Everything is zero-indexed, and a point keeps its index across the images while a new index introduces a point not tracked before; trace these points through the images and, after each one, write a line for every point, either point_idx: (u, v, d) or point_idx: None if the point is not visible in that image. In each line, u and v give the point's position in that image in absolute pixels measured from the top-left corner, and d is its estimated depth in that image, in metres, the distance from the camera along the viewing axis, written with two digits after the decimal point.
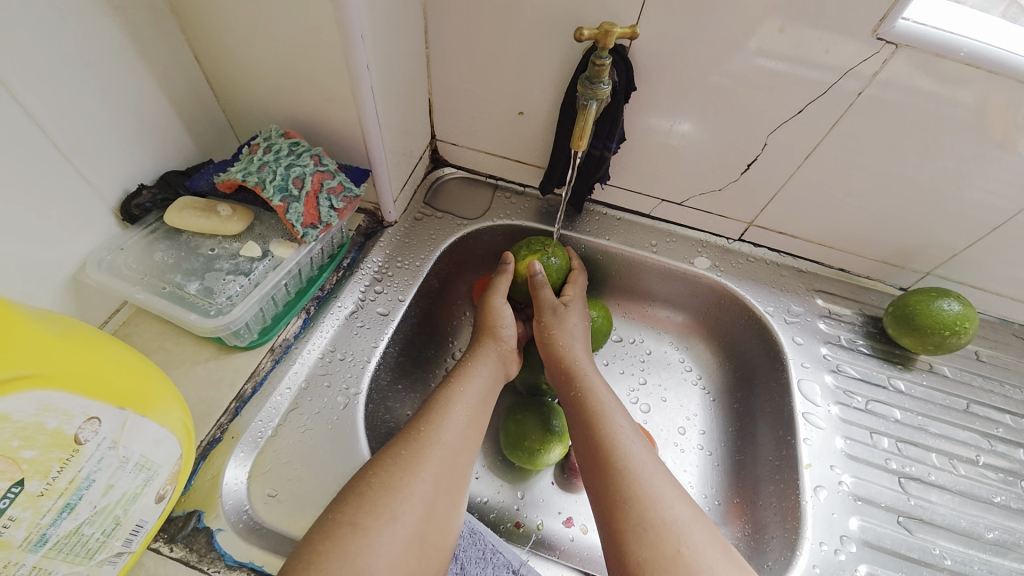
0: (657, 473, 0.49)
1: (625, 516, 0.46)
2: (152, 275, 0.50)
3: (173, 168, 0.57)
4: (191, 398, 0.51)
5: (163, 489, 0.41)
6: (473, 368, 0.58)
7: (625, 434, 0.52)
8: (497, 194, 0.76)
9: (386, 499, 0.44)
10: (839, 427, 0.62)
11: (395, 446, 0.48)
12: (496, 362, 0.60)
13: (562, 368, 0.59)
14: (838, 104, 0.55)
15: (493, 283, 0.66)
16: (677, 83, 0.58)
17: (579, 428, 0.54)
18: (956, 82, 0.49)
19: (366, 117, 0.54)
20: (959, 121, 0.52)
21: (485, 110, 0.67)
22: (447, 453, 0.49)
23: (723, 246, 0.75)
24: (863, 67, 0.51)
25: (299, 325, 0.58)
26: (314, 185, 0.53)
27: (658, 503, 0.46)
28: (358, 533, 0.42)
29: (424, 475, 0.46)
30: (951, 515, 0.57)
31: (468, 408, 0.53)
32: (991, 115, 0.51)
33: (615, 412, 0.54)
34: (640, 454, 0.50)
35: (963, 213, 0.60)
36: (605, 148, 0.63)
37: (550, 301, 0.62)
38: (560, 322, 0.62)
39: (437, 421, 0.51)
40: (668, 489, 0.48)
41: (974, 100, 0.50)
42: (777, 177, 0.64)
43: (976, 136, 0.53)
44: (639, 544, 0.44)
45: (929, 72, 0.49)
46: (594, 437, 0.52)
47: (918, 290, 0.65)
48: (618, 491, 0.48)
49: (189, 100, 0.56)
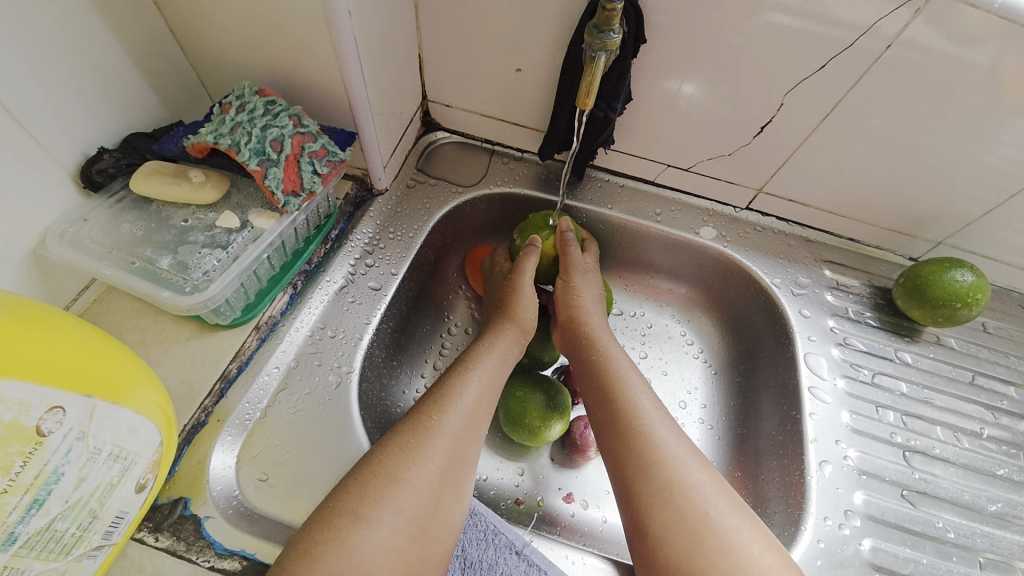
0: (677, 439, 0.48)
1: (648, 482, 0.45)
2: (120, 249, 0.46)
3: (139, 130, 0.52)
4: (172, 380, 0.48)
5: (144, 478, 0.40)
6: (485, 349, 0.55)
7: (645, 400, 0.51)
8: (494, 160, 0.71)
9: (390, 491, 0.42)
10: (844, 401, 0.60)
11: (403, 433, 0.46)
12: (517, 344, 0.57)
13: (584, 331, 0.57)
14: (859, 64, 0.50)
15: (518, 263, 0.61)
16: (689, 35, 0.53)
17: (594, 396, 0.53)
18: (976, 38, 0.46)
19: (349, 73, 0.49)
20: (971, 84, 0.49)
21: (481, 67, 0.62)
22: (455, 441, 0.47)
23: (730, 215, 0.71)
24: (889, 22, 0.47)
25: (285, 301, 0.54)
26: (294, 149, 0.48)
27: (682, 469, 0.45)
28: (359, 524, 0.40)
29: (432, 464, 0.45)
30: (954, 488, 0.57)
31: (480, 392, 0.51)
32: (1006, 78, 0.48)
33: (633, 379, 0.52)
34: (660, 422, 0.49)
35: (977, 181, 0.57)
36: (610, 109, 0.58)
37: (577, 263, 0.60)
38: (583, 285, 0.59)
39: (444, 403, 0.49)
40: (690, 452, 0.47)
41: (988, 62, 0.47)
42: (790, 142, 0.60)
43: (992, 100, 0.50)
44: (663, 508, 0.43)
45: (958, 24, 0.45)
46: (610, 404, 0.50)
47: (931, 260, 0.63)
48: (636, 461, 0.46)
49: (151, 53, 0.51)
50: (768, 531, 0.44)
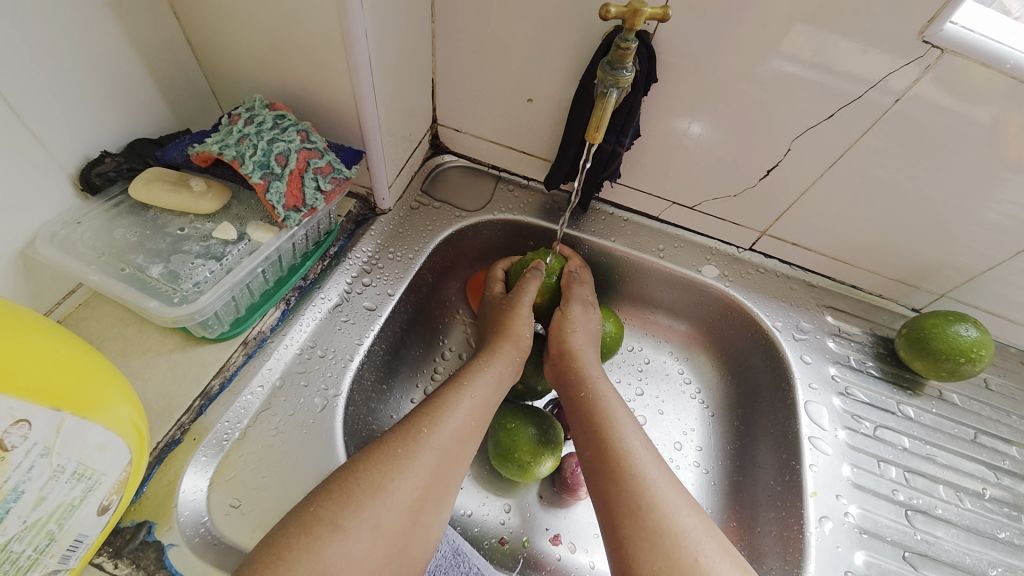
0: (669, 482, 0.46)
1: (636, 526, 0.43)
2: (111, 254, 0.45)
3: (144, 136, 0.52)
4: (150, 394, 0.46)
5: (107, 499, 0.37)
6: (480, 367, 0.53)
7: (636, 439, 0.49)
8: (499, 186, 0.71)
9: (372, 503, 0.41)
10: (846, 454, 0.59)
11: (393, 442, 0.45)
12: (513, 363, 0.56)
13: (574, 366, 0.56)
14: (866, 116, 0.51)
15: (520, 283, 0.60)
16: (699, 77, 0.54)
17: (583, 432, 0.51)
18: (981, 95, 0.46)
19: (361, 91, 0.49)
20: (976, 141, 0.49)
21: (492, 95, 0.62)
22: (443, 457, 0.46)
23: (732, 254, 0.71)
24: (897, 79, 0.47)
25: (276, 317, 0.53)
26: (299, 164, 0.48)
27: (672, 513, 0.43)
28: (337, 536, 0.39)
29: (416, 478, 0.43)
30: (956, 551, 0.55)
31: (472, 410, 0.49)
32: (1008, 136, 0.48)
33: (624, 418, 0.51)
34: (652, 464, 0.47)
35: (979, 236, 0.57)
36: (618, 144, 0.58)
37: (581, 296, 0.60)
38: (582, 319, 0.59)
39: (436, 418, 0.47)
40: (682, 496, 0.45)
41: (992, 120, 0.47)
42: (796, 187, 0.60)
43: (994, 156, 0.50)
44: (653, 554, 0.41)
45: (964, 82, 0.46)
46: (600, 442, 0.49)
47: (934, 312, 0.62)
48: (625, 502, 0.44)
49: (166, 62, 0.51)
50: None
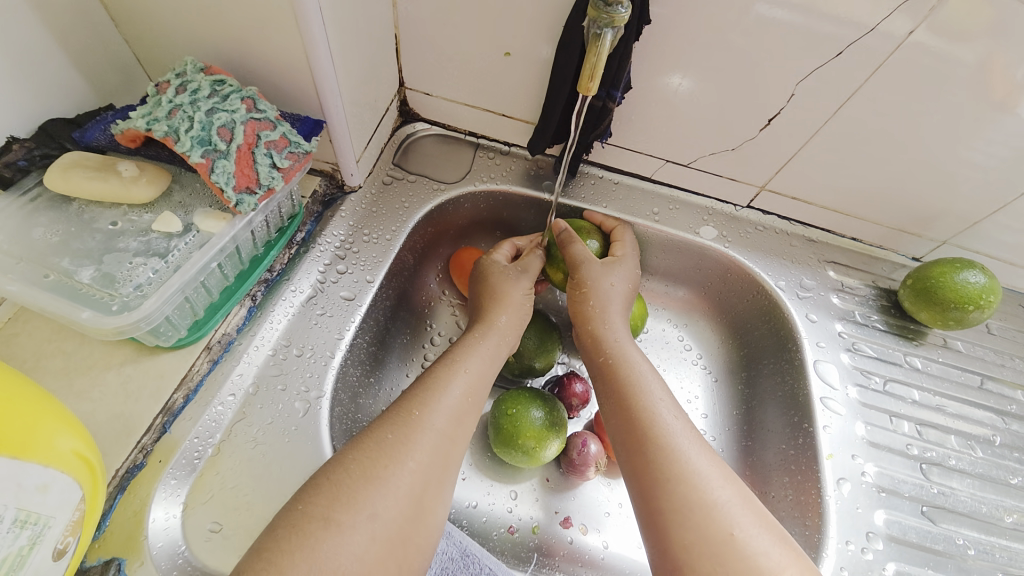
0: (700, 450, 0.43)
1: (662, 500, 0.40)
2: (31, 260, 0.38)
3: (59, 115, 0.44)
4: (101, 416, 0.41)
5: (63, 542, 0.33)
6: (474, 341, 0.49)
7: (664, 408, 0.45)
8: (479, 154, 0.65)
9: (366, 492, 0.36)
10: (858, 413, 0.57)
11: (381, 430, 0.40)
12: (512, 331, 0.52)
13: (591, 329, 0.52)
14: (874, 58, 0.46)
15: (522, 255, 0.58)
16: (692, 21, 0.48)
17: (608, 400, 0.48)
18: (966, 32, 0.42)
19: (311, 48, 0.42)
20: (958, 82, 0.46)
21: (462, 49, 0.55)
22: (441, 439, 0.41)
23: (729, 213, 0.66)
24: (895, 24, 0.43)
25: (242, 316, 0.48)
26: (248, 137, 0.41)
27: (704, 483, 0.40)
28: (330, 531, 0.34)
29: (413, 464, 0.39)
30: (972, 501, 0.55)
31: (468, 386, 0.45)
32: (992, 74, 0.45)
33: (652, 381, 0.48)
34: (681, 433, 0.44)
35: (977, 183, 0.54)
36: (609, 98, 0.52)
37: (583, 255, 0.54)
38: (602, 277, 0.54)
39: (429, 400, 0.43)
40: (714, 465, 0.42)
41: (977, 59, 0.44)
42: (796, 138, 0.55)
43: (980, 97, 0.46)
44: (682, 527, 0.39)
45: (981, 10, 0.41)
46: (628, 410, 0.45)
47: (940, 260, 0.59)
48: (654, 475, 0.41)
49: (67, 21, 0.42)
50: (801, 550, 0.39)
